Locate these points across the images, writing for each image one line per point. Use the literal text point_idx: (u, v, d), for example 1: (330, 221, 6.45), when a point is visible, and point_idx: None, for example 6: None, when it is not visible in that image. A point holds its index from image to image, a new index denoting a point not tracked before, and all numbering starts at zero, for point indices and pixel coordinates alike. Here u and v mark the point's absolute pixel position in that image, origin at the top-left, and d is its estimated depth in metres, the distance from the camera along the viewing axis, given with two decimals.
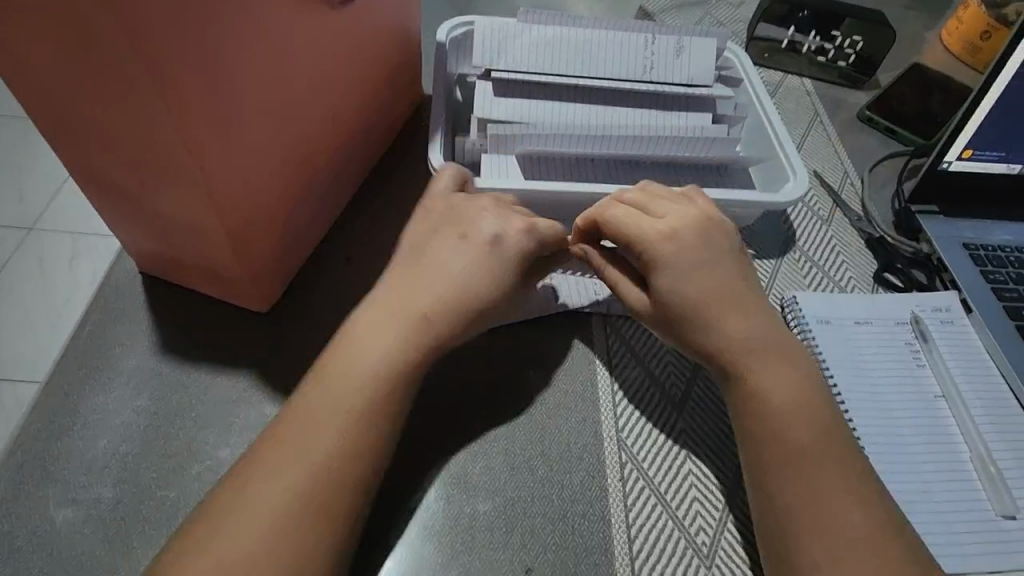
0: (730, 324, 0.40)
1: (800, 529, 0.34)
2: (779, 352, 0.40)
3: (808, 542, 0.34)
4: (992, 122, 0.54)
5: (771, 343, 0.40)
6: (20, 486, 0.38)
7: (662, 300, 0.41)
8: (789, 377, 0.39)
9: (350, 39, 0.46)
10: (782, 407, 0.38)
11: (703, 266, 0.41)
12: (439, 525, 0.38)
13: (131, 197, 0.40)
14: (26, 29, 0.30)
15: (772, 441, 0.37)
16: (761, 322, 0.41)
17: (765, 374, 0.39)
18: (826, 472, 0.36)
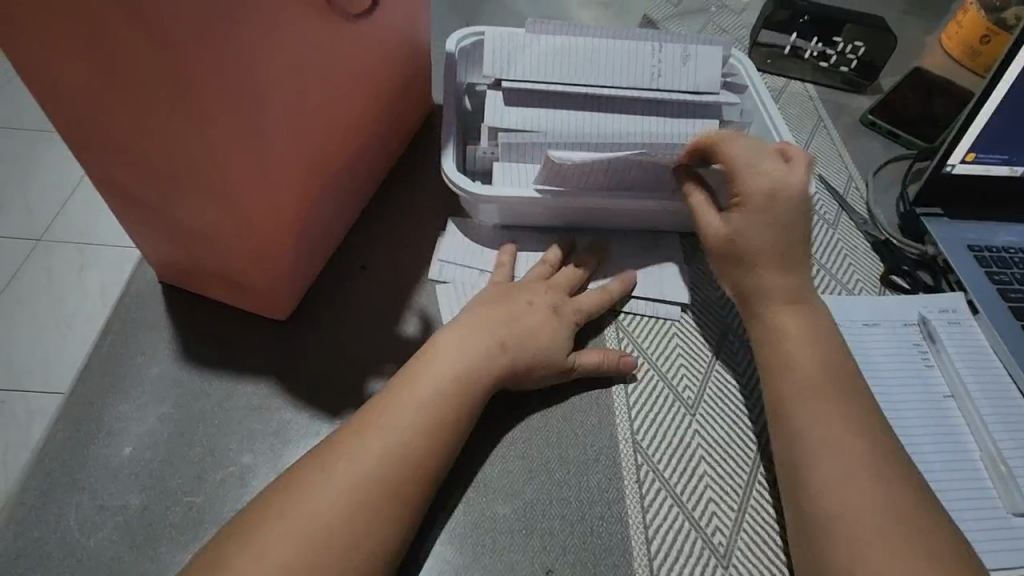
0: (766, 280, 0.44)
1: (816, 453, 0.37)
2: (798, 302, 0.43)
3: (837, 473, 0.36)
4: (994, 126, 0.55)
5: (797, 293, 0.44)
6: (48, 494, 0.38)
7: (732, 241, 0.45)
8: (802, 323, 0.43)
9: (364, 50, 0.47)
10: (801, 343, 0.42)
11: (770, 222, 0.44)
12: (460, 528, 0.39)
13: (155, 208, 0.41)
14: (59, 45, 0.31)
15: (790, 376, 0.40)
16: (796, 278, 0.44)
17: (782, 322, 0.43)
18: (832, 403, 0.39)
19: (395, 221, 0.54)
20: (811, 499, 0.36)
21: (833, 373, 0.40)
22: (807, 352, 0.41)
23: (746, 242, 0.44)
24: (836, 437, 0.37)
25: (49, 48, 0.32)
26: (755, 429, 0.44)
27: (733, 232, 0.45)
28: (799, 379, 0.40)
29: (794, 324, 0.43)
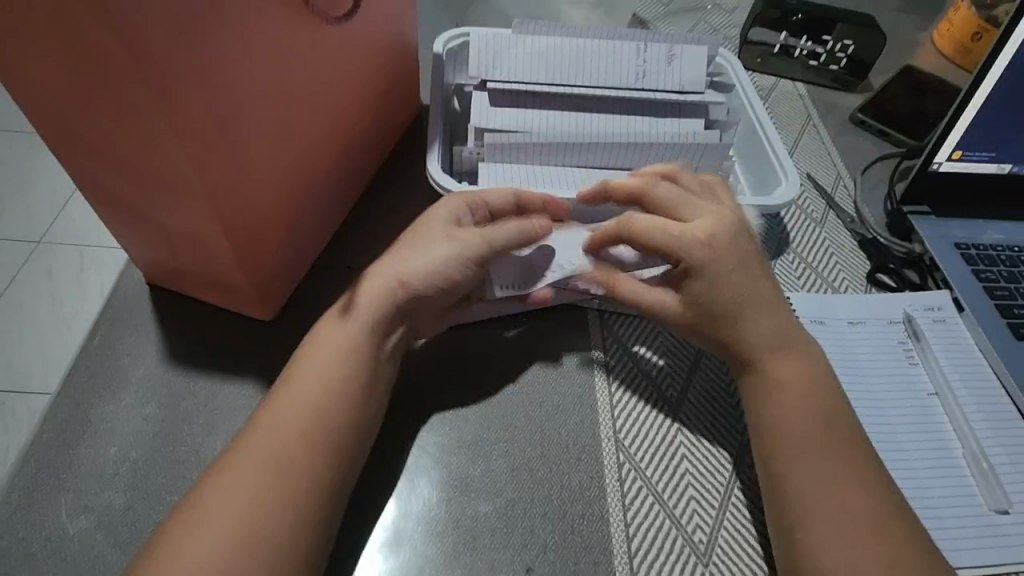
0: (759, 326, 0.42)
1: (815, 509, 0.36)
2: (790, 351, 0.41)
3: (820, 512, 0.36)
4: (980, 124, 0.55)
5: (788, 341, 0.42)
6: (33, 493, 0.39)
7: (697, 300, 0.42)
8: (798, 371, 0.41)
9: (348, 52, 0.47)
10: (800, 394, 0.40)
11: (732, 265, 0.42)
12: (442, 526, 0.39)
13: (138, 211, 0.41)
14: (38, 48, 0.31)
15: (786, 432, 0.39)
16: (781, 322, 0.42)
17: (778, 373, 0.41)
18: (833, 455, 0.38)
19: (383, 221, 0.55)
20: (805, 552, 0.35)
21: (808, 381, 0.41)
22: (781, 357, 0.41)
23: (717, 298, 0.42)
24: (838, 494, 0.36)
25: (27, 50, 0.32)
26: (738, 428, 0.44)
27: (689, 296, 0.43)
28: (796, 432, 0.38)
29: (791, 376, 0.41)
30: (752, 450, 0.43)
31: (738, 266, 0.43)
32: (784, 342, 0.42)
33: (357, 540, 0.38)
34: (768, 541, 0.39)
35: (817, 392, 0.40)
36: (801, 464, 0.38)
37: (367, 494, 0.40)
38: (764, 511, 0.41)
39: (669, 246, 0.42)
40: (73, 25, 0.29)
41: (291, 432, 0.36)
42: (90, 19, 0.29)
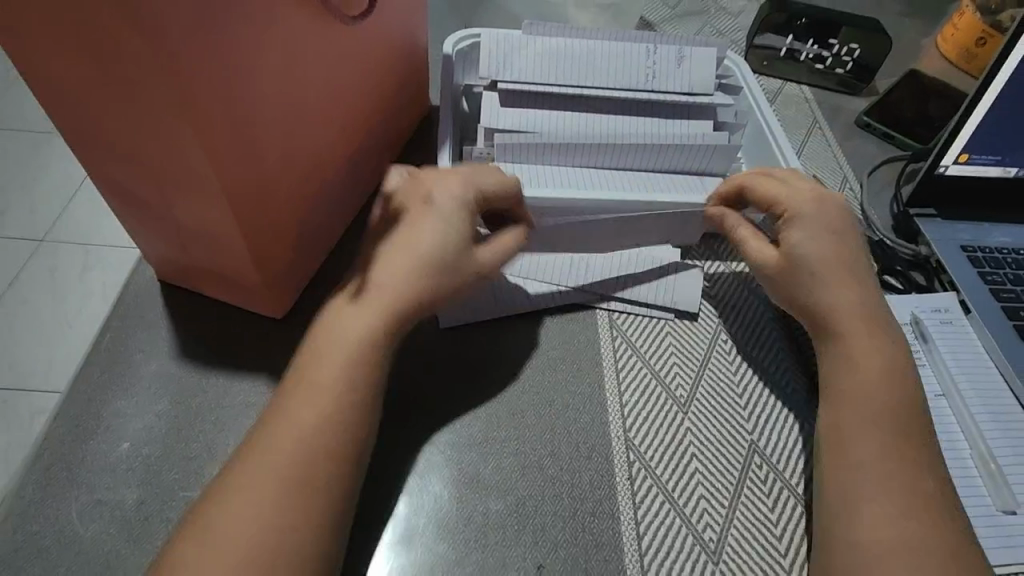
0: (844, 297, 0.43)
1: (867, 488, 0.36)
2: (874, 333, 0.42)
3: (874, 492, 0.36)
4: (986, 129, 0.55)
5: (873, 318, 0.43)
6: (45, 488, 0.39)
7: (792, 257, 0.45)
8: (886, 351, 0.41)
9: (361, 51, 0.47)
10: (874, 377, 0.40)
11: (826, 235, 0.45)
12: (453, 522, 0.39)
13: (152, 208, 0.41)
14: (55, 43, 0.32)
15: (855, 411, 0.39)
16: (872, 302, 0.44)
17: (856, 352, 0.41)
18: (894, 435, 0.38)
19: None
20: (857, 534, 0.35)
21: (886, 359, 0.41)
22: (861, 332, 0.42)
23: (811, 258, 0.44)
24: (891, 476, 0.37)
25: (45, 45, 0.32)
26: (747, 427, 0.45)
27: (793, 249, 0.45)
28: (868, 411, 0.39)
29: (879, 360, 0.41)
30: (761, 450, 0.43)
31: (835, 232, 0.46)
32: (837, 319, 0.43)
33: (368, 536, 0.39)
34: (778, 540, 0.40)
35: (892, 369, 0.41)
36: (863, 441, 0.38)
37: (378, 490, 0.40)
38: (774, 510, 0.41)
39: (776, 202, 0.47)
40: (93, 21, 0.30)
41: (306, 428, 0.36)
42: (112, 14, 0.29)
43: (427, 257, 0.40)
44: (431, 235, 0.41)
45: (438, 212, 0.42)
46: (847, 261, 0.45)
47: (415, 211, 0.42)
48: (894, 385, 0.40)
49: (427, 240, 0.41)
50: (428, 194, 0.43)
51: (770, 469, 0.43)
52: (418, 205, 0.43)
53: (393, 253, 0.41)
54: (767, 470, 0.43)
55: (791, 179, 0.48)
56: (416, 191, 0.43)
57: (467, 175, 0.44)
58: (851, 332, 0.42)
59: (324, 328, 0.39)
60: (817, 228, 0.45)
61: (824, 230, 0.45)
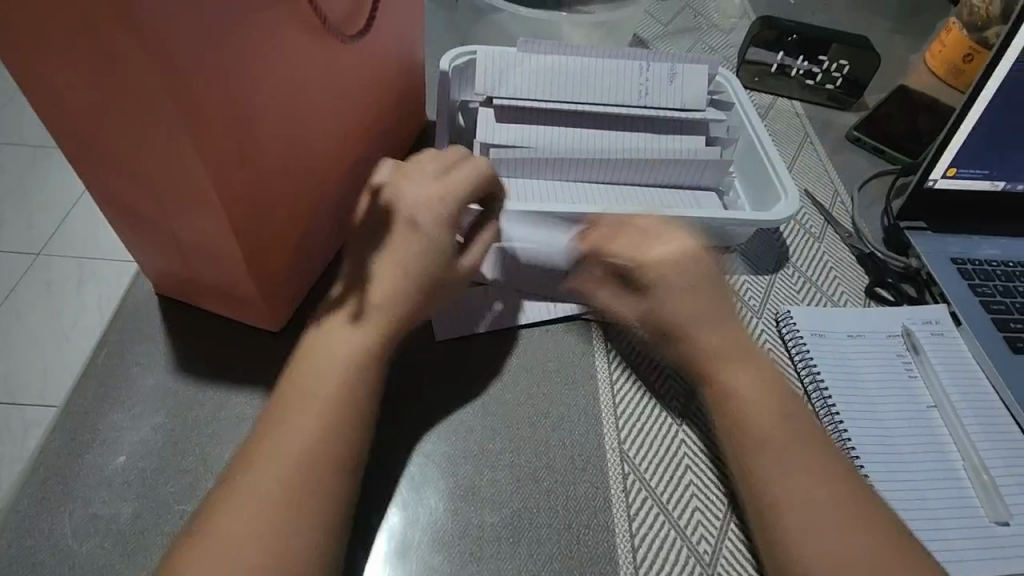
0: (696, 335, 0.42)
1: (799, 512, 0.35)
2: (744, 357, 0.42)
3: (800, 517, 0.35)
4: (973, 143, 0.56)
5: (739, 348, 0.42)
6: (40, 502, 0.39)
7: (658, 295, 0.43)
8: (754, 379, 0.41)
9: (359, 68, 0.48)
10: (752, 405, 0.39)
11: (686, 289, 0.43)
12: (448, 535, 0.39)
13: (152, 222, 0.42)
14: (59, 60, 0.32)
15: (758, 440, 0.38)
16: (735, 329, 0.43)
17: (739, 385, 0.40)
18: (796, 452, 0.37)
19: None
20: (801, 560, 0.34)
21: (752, 388, 0.40)
22: (732, 366, 0.41)
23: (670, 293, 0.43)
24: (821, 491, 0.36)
25: (50, 63, 0.33)
26: None
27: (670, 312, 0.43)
28: (755, 440, 0.38)
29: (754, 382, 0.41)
30: None
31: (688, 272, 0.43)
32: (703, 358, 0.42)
33: (363, 550, 0.39)
34: None
35: (764, 397, 0.40)
36: (770, 466, 0.37)
37: (374, 503, 0.40)
38: None
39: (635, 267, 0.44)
40: (97, 40, 0.30)
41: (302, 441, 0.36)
42: (116, 32, 0.30)
43: (410, 275, 0.41)
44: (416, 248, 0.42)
45: (425, 234, 0.42)
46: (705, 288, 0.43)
47: (406, 232, 0.42)
48: (771, 406, 0.39)
49: (411, 251, 0.42)
50: (413, 214, 0.42)
51: None
52: (402, 224, 0.42)
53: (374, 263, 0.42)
54: None
55: (651, 240, 0.45)
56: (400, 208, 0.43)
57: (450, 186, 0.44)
58: (722, 368, 0.41)
59: (320, 341, 0.39)
60: (683, 289, 0.43)
61: (701, 279, 0.43)
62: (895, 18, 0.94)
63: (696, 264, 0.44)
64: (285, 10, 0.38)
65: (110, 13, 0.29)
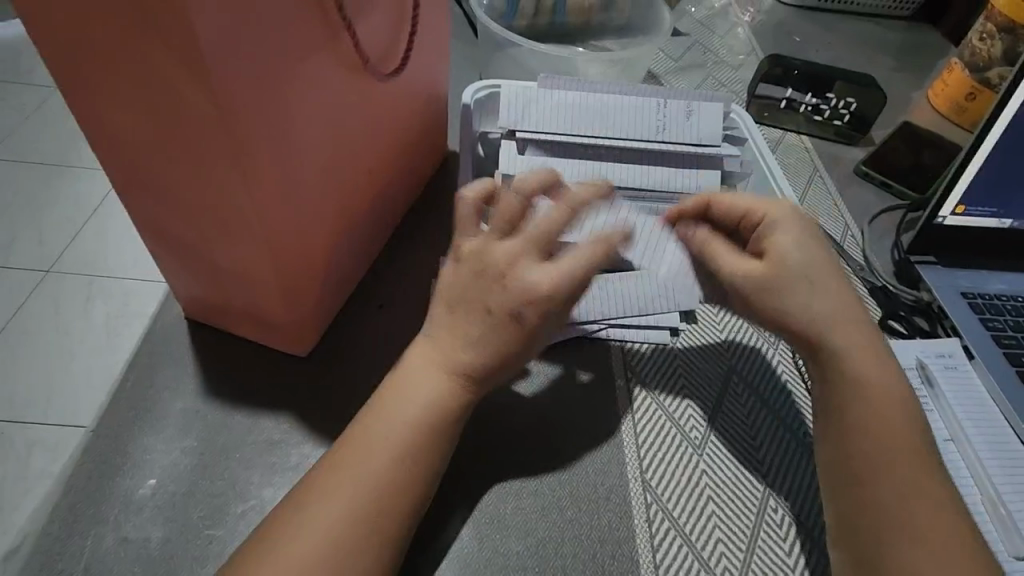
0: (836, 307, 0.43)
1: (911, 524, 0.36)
2: (873, 346, 0.42)
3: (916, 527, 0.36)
4: (980, 183, 0.58)
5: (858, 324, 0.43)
6: (71, 525, 0.39)
7: (781, 258, 0.43)
8: (884, 370, 0.42)
9: (390, 101, 0.50)
10: (882, 402, 0.40)
11: (809, 240, 0.44)
12: (474, 563, 0.40)
13: (191, 248, 0.43)
14: (116, 93, 0.34)
15: (873, 426, 0.40)
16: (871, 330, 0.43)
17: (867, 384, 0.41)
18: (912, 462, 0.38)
19: (414, 261, 0.57)
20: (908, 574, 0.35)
21: (885, 385, 0.41)
22: (860, 353, 0.42)
23: (789, 261, 0.43)
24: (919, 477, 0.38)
25: (107, 95, 0.34)
26: (762, 470, 0.45)
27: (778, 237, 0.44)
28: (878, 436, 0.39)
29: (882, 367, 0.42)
30: (776, 494, 0.44)
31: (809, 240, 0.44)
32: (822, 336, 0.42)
33: None
34: None
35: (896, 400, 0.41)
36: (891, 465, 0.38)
37: None
38: (790, 555, 0.41)
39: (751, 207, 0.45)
40: (158, 77, 0.32)
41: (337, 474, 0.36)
42: (180, 73, 0.31)
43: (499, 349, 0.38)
44: (479, 326, 0.38)
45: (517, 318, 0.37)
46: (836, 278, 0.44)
47: (490, 314, 0.37)
48: (900, 411, 0.40)
49: (483, 330, 0.38)
50: (514, 305, 0.37)
51: (784, 512, 0.43)
52: (503, 315, 0.37)
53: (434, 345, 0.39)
54: (781, 513, 0.43)
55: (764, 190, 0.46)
56: (489, 294, 0.37)
57: (523, 238, 0.38)
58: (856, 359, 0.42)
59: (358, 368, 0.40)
60: (797, 233, 0.44)
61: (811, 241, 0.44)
62: (898, 56, 0.97)
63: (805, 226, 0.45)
64: (330, 51, 0.40)
65: (177, 56, 0.30)
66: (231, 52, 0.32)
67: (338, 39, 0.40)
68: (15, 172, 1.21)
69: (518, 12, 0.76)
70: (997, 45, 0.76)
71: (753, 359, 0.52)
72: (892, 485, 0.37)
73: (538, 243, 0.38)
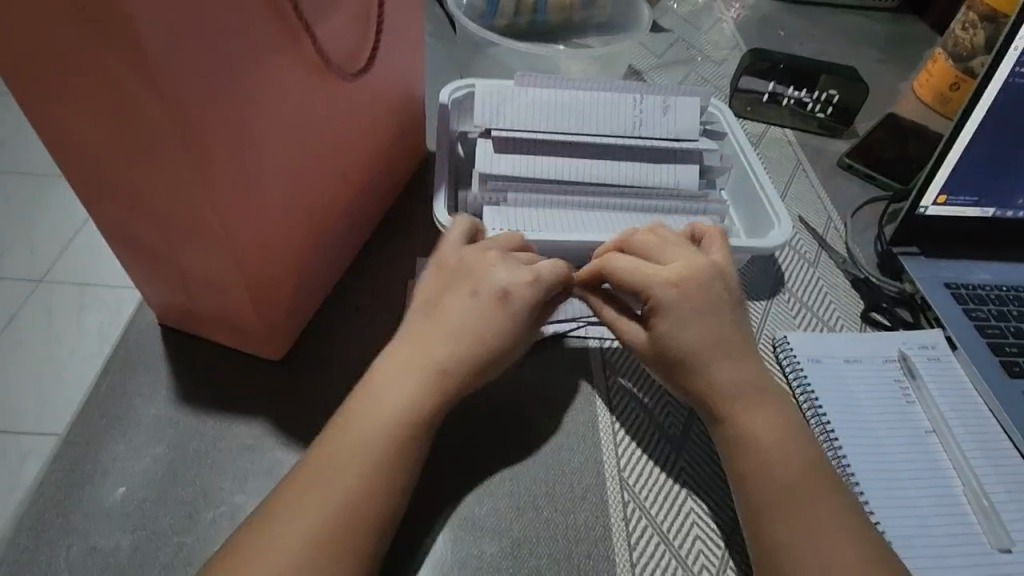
0: (723, 369, 0.41)
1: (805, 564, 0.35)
2: (762, 396, 0.41)
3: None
4: (961, 172, 0.58)
5: (755, 387, 0.41)
6: (39, 535, 0.39)
7: (664, 345, 0.42)
8: (774, 420, 0.40)
9: (361, 102, 0.50)
10: (765, 444, 0.39)
11: (702, 314, 0.41)
12: (448, 564, 0.39)
13: (158, 255, 0.42)
14: (70, 100, 0.33)
15: (765, 469, 0.39)
16: (759, 369, 0.42)
17: (745, 424, 0.40)
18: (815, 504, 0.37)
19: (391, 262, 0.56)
20: None
21: (774, 429, 0.40)
22: (748, 402, 0.41)
23: (673, 339, 0.41)
24: (811, 517, 0.37)
25: (61, 103, 0.34)
26: None
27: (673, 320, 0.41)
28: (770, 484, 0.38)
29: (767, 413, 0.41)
30: None
31: (708, 312, 0.42)
32: (725, 398, 0.41)
33: None
34: None
35: (783, 440, 0.40)
36: (779, 518, 0.37)
37: None
38: None
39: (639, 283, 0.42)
40: (110, 83, 0.31)
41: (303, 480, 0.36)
42: (129, 80, 0.31)
43: (478, 333, 0.40)
44: (469, 309, 0.41)
45: (478, 299, 0.41)
46: (732, 334, 0.42)
47: (477, 296, 0.41)
48: (793, 452, 0.39)
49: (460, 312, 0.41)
50: (501, 288, 0.41)
51: None
52: (490, 296, 0.41)
53: (406, 350, 0.40)
54: None
55: (667, 248, 0.44)
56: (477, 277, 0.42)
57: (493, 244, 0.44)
58: (738, 404, 0.41)
59: None
60: (686, 315, 0.41)
61: (702, 313, 0.41)
62: (884, 48, 0.96)
63: (705, 291, 0.42)
64: (290, 52, 0.39)
65: (123, 61, 0.30)
66: (181, 56, 0.31)
67: (298, 41, 0.39)
68: (6, 183, 1.20)
69: (497, 12, 0.76)
70: (980, 34, 0.75)
71: None
72: (784, 534, 0.37)
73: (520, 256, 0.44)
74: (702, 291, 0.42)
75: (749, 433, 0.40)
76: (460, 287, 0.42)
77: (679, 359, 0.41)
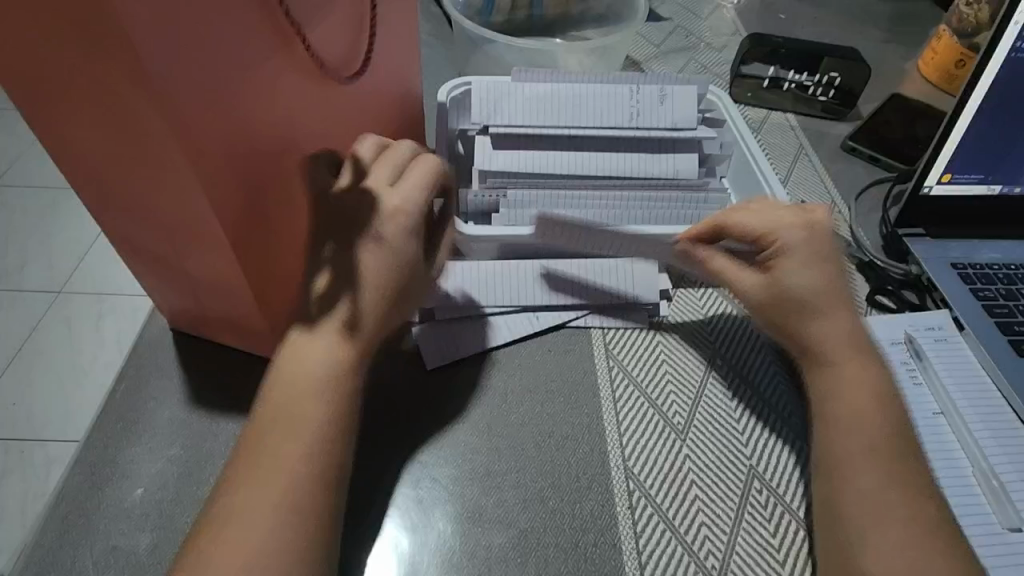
0: (838, 323, 0.44)
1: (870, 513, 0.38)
2: (862, 353, 0.44)
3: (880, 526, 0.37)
4: (965, 150, 0.57)
5: (856, 345, 0.44)
6: (63, 535, 0.40)
7: (781, 283, 0.46)
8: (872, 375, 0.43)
9: (358, 104, 0.50)
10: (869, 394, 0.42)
11: (817, 261, 0.46)
12: (454, 557, 0.40)
13: (166, 261, 0.43)
14: (74, 113, 0.34)
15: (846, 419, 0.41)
16: (859, 326, 0.45)
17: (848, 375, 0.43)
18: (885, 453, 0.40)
19: None
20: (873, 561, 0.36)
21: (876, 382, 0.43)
22: (851, 359, 0.44)
23: (809, 280, 0.45)
24: (897, 464, 0.39)
25: (65, 114, 0.34)
26: (746, 452, 0.45)
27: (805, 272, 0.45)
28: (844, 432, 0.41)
29: (861, 392, 0.42)
30: (761, 476, 0.44)
31: (825, 257, 0.46)
32: (827, 350, 0.44)
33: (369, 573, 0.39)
34: (780, 566, 0.40)
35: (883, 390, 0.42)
36: (867, 465, 0.39)
37: (382, 528, 0.41)
38: (775, 537, 0.41)
39: (762, 231, 0.47)
40: (110, 95, 0.32)
41: (309, 477, 0.37)
42: (132, 94, 0.32)
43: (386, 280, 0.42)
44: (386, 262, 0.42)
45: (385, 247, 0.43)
46: (841, 288, 0.46)
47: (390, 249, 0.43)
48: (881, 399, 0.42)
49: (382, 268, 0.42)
50: (381, 227, 0.43)
51: (768, 493, 0.43)
52: (390, 237, 0.43)
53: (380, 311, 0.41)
54: (766, 495, 0.43)
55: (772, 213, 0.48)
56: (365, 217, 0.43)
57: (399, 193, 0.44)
58: (843, 359, 0.44)
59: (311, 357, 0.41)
60: (809, 257, 0.46)
61: (819, 258, 0.46)
62: (889, 28, 0.95)
63: (823, 241, 0.47)
64: (284, 57, 0.40)
65: (120, 72, 0.31)
66: (176, 66, 0.32)
67: (292, 46, 0.40)
68: (23, 198, 1.23)
69: (494, 9, 0.76)
70: (983, 9, 0.74)
71: (739, 341, 0.52)
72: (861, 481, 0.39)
73: (382, 182, 0.45)
74: (822, 241, 0.47)
75: (852, 385, 0.43)
76: (352, 236, 0.43)
77: (799, 307, 0.45)
